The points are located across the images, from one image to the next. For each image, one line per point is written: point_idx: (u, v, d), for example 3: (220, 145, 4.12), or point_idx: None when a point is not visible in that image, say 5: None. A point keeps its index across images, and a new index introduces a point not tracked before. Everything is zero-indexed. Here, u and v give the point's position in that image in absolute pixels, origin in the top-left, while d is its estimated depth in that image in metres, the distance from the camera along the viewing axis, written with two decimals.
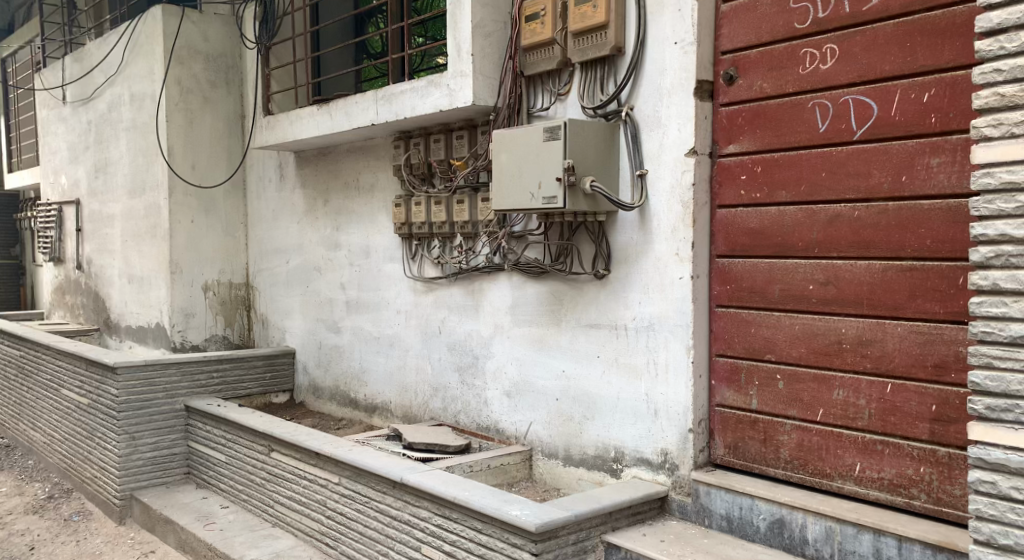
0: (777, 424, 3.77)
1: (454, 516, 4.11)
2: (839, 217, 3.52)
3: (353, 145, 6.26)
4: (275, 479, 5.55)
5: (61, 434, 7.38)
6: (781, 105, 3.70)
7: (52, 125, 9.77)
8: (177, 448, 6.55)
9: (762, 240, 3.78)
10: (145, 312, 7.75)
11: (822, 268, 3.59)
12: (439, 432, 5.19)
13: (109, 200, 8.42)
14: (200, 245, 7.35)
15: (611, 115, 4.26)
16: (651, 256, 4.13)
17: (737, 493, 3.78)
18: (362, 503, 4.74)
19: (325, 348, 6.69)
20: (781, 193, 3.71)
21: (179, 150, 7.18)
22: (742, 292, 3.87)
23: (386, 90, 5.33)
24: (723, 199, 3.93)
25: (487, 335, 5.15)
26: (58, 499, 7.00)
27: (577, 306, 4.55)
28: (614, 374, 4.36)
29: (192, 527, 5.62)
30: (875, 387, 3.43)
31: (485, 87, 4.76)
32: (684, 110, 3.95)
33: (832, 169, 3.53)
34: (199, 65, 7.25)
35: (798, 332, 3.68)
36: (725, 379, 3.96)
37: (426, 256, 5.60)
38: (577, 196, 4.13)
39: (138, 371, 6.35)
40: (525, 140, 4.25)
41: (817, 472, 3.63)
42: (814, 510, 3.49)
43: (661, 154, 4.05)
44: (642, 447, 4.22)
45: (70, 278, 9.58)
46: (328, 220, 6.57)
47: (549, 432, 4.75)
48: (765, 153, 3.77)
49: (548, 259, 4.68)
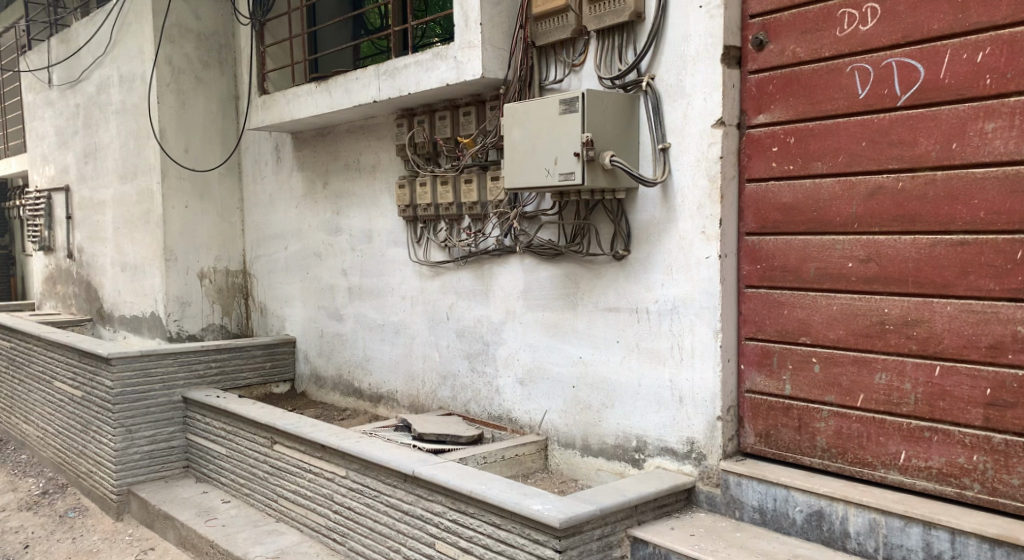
0: (813, 410, 3.55)
1: (471, 511, 3.89)
2: (881, 189, 3.30)
3: (353, 124, 6.01)
4: (278, 472, 5.33)
5: (54, 427, 7.15)
6: (816, 71, 3.48)
7: (39, 110, 9.51)
8: (175, 441, 6.32)
9: (796, 216, 3.56)
10: (139, 301, 7.51)
11: (863, 244, 3.37)
12: (450, 421, 4.97)
13: (100, 186, 8.17)
14: (195, 230, 7.10)
15: (630, 86, 4.02)
16: (675, 234, 3.91)
17: (771, 483, 3.57)
18: (372, 497, 4.52)
19: (327, 336, 6.46)
20: (817, 164, 3.48)
21: (171, 132, 6.92)
22: (774, 272, 3.66)
23: (388, 64, 5.08)
24: (752, 173, 3.71)
25: (498, 321, 4.92)
26: (53, 495, 6.77)
27: (595, 289, 4.32)
28: (635, 359, 4.14)
29: (193, 523, 5.39)
30: (922, 369, 3.22)
31: (495, 59, 4.52)
32: (711, 78, 3.72)
33: (873, 138, 3.31)
34: (190, 44, 6.97)
35: (836, 313, 3.46)
36: (756, 363, 3.74)
37: (432, 239, 5.37)
38: (597, 171, 3.89)
39: (133, 362, 6.11)
40: (539, 113, 4.02)
41: (857, 461, 3.42)
42: (856, 501, 3.29)
43: (686, 126, 3.83)
44: (666, 436, 4.01)
45: (61, 267, 9.32)
46: (327, 204, 6.33)
47: (565, 421, 4.53)
48: (799, 122, 3.54)
49: (563, 240, 4.45)
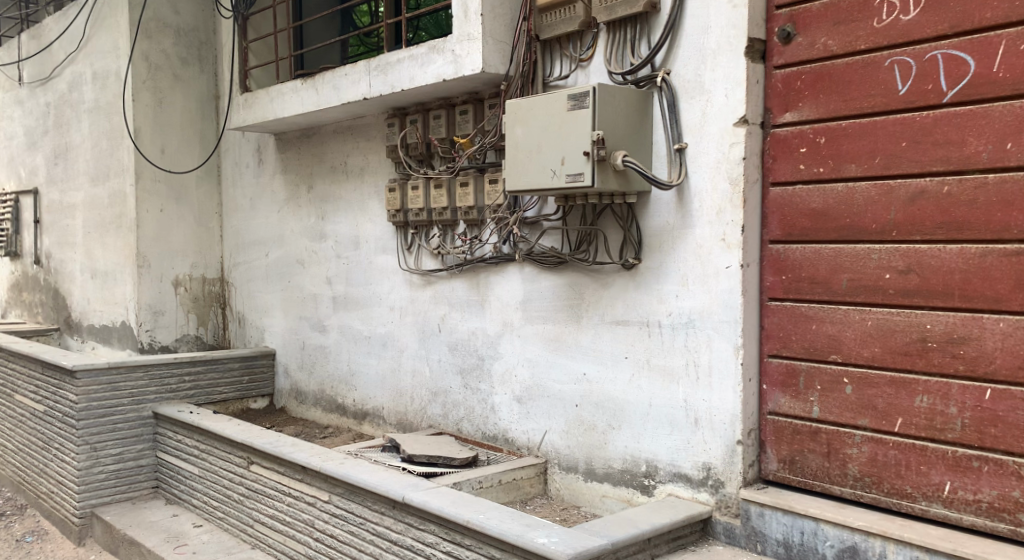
0: (844, 435, 3.25)
1: (467, 543, 3.56)
2: (923, 193, 3.02)
3: (340, 125, 5.69)
4: (255, 495, 4.97)
5: (14, 444, 6.74)
6: (851, 65, 3.19)
7: (8, 109, 9.12)
8: (144, 460, 5.94)
9: (826, 224, 3.27)
10: (109, 309, 7.13)
11: (902, 254, 3.08)
12: (441, 442, 4.63)
13: (70, 189, 7.79)
14: (170, 235, 6.73)
15: (643, 82, 3.74)
16: (691, 241, 3.61)
17: (798, 515, 3.26)
18: (357, 525, 4.18)
19: (309, 348, 6.11)
20: (850, 167, 3.20)
21: (147, 132, 6.57)
22: (801, 283, 3.36)
23: (380, 59, 4.77)
24: (777, 176, 3.42)
25: (494, 334, 4.60)
26: (11, 517, 6.36)
27: (601, 301, 4.00)
28: (645, 377, 3.82)
29: (162, 550, 5.02)
30: (969, 393, 2.94)
31: (496, 52, 4.22)
32: (733, 72, 3.43)
33: (915, 138, 3.03)
34: (168, 40, 6.63)
35: (871, 329, 3.16)
36: (780, 384, 3.44)
37: (424, 246, 5.05)
38: (607, 171, 3.58)
39: (101, 375, 5.74)
40: (544, 111, 3.72)
41: (893, 491, 3.12)
42: (896, 537, 2.99)
43: (704, 125, 3.53)
44: (679, 461, 3.69)
45: (28, 273, 8.91)
46: (312, 208, 5.99)
47: (567, 443, 4.21)
48: (831, 121, 3.26)
49: (567, 248, 4.14)
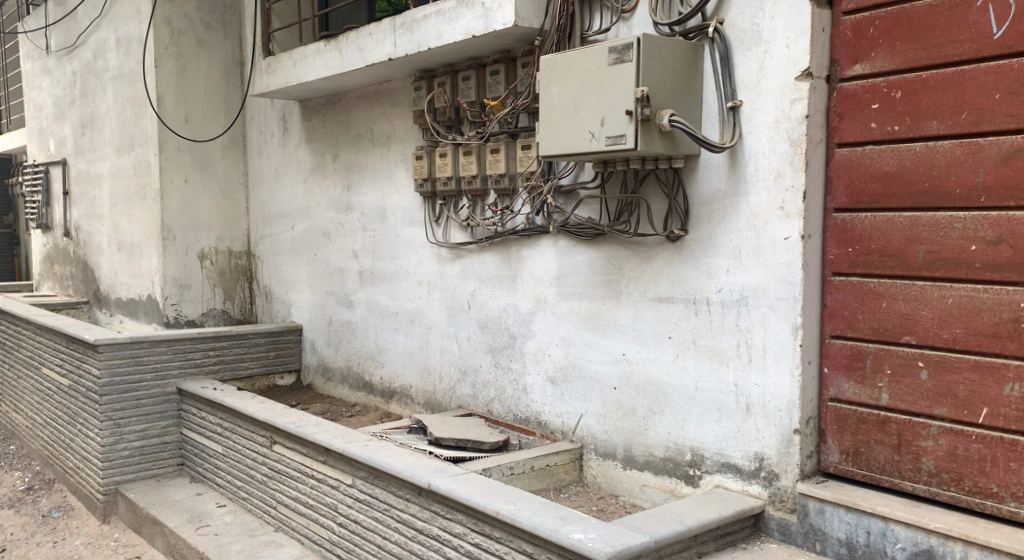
0: (918, 426, 2.90)
1: (496, 535, 3.28)
2: (1020, 152, 2.65)
3: (366, 90, 5.39)
4: (278, 476, 4.74)
5: (42, 418, 6.59)
6: (935, 7, 2.81)
7: (37, 79, 8.95)
8: (169, 436, 5.74)
9: (901, 189, 2.91)
10: (136, 282, 6.93)
11: (992, 222, 2.72)
12: (470, 424, 4.35)
13: (97, 159, 7.60)
14: (195, 206, 6.50)
15: (693, 34, 3.38)
16: (744, 210, 3.26)
17: (864, 513, 2.93)
18: (381, 511, 3.92)
19: (336, 324, 5.85)
20: (930, 123, 2.83)
21: (170, 99, 6.32)
22: (870, 256, 3.00)
23: (406, 16, 4.44)
24: (844, 136, 3.05)
25: (526, 311, 4.30)
26: (38, 492, 6.22)
27: (643, 276, 3.67)
28: (692, 359, 3.49)
29: (182, 531, 4.82)
30: None
31: (530, 5, 3.88)
32: (796, 20, 3.06)
33: (1010, 88, 2.66)
34: (191, 4, 6.36)
35: (952, 308, 2.81)
36: (844, 367, 3.09)
37: (452, 217, 4.74)
38: (652, 133, 3.24)
39: (123, 349, 5.52)
40: (583, 66, 3.38)
41: (976, 490, 2.78)
42: (980, 542, 2.66)
43: (762, 80, 3.17)
44: (728, 450, 3.37)
45: (59, 246, 8.76)
46: (337, 178, 5.71)
47: (604, 428, 3.90)
48: (909, 72, 2.88)
49: (606, 218, 3.82)
